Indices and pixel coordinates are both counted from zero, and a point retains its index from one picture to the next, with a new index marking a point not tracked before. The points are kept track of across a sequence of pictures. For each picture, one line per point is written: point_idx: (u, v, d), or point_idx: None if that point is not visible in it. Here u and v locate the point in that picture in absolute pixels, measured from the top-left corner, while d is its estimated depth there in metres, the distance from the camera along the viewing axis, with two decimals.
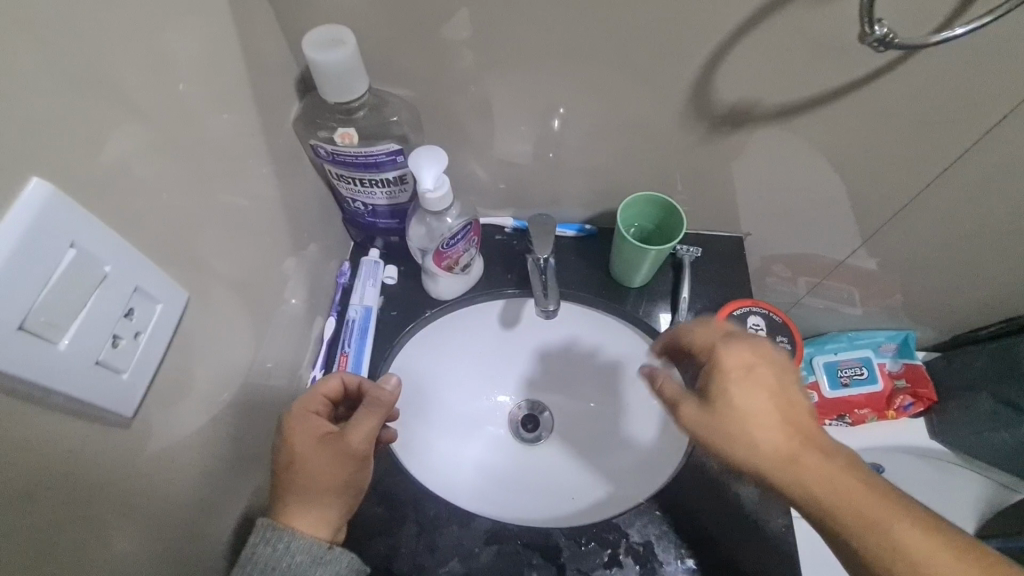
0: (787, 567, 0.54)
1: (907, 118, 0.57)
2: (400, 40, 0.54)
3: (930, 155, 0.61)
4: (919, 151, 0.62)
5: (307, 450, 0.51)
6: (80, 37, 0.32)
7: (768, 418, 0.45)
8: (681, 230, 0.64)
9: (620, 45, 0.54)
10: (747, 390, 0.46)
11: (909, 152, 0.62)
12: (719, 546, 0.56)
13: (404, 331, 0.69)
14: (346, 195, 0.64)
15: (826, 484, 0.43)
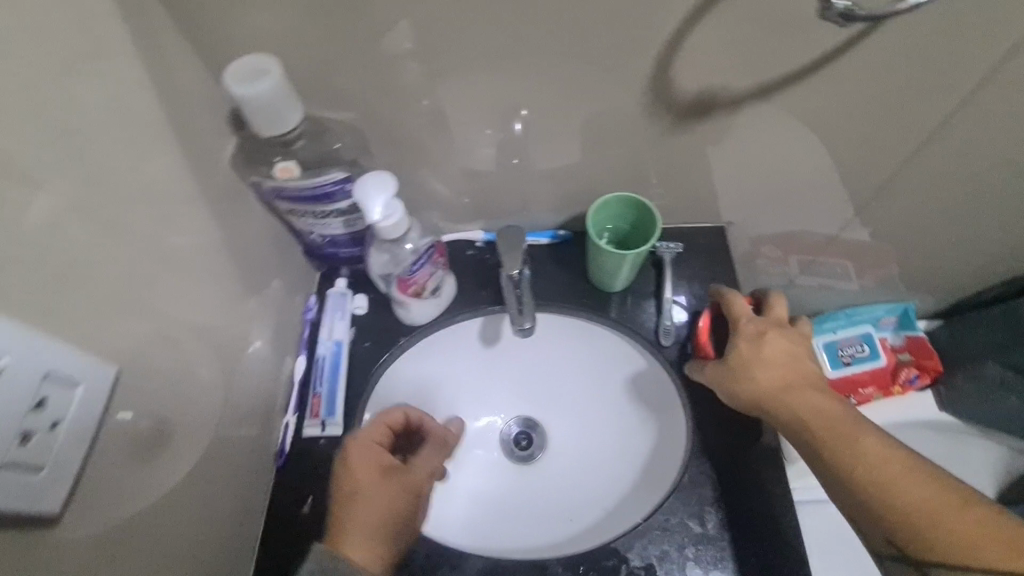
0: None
1: (885, 88, 0.54)
2: (333, 60, 0.51)
3: (912, 125, 0.58)
4: (900, 122, 0.58)
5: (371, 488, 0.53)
6: None
7: (787, 371, 0.53)
8: (657, 229, 0.61)
9: (574, 42, 0.51)
10: (765, 343, 0.55)
11: (889, 123, 0.59)
12: (723, 561, 0.53)
13: (379, 363, 0.66)
14: (301, 227, 0.61)
15: (838, 426, 0.49)
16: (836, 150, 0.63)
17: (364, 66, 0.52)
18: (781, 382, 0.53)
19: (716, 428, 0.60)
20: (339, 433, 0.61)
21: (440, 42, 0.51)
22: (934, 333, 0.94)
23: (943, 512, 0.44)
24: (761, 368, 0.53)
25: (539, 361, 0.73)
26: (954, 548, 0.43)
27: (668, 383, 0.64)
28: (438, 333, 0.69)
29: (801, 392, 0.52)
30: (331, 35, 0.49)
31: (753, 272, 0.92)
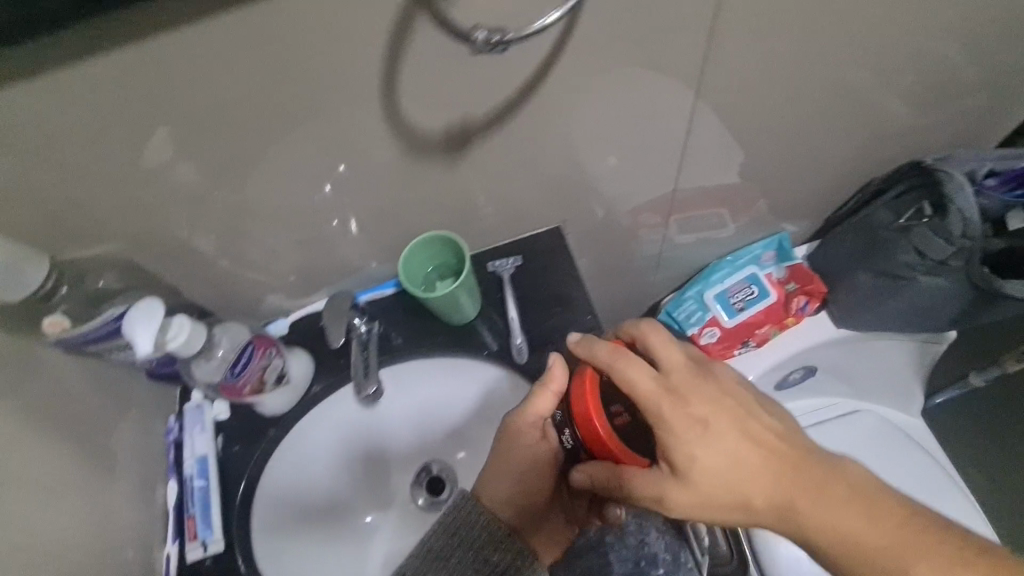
0: None
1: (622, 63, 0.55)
2: (71, 200, 0.50)
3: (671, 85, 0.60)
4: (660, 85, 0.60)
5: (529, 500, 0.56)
6: None
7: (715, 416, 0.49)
8: (469, 257, 0.61)
9: (303, 112, 0.51)
10: (690, 401, 0.48)
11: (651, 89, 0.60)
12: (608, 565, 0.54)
13: (252, 463, 0.65)
14: (122, 360, 0.59)
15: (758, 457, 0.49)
16: (625, 112, 0.64)
17: (108, 195, 0.51)
18: (730, 487, 0.49)
19: None
20: (223, 548, 0.60)
21: (168, 151, 0.50)
22: (813, 256, 0.95)
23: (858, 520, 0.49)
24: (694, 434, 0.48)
25: (423, 408, 0.73)
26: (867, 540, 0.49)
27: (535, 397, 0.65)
28: (305, 416, 0.67)
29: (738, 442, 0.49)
30: (51, 180, 0.48)
31: (629, 247, 0.93)
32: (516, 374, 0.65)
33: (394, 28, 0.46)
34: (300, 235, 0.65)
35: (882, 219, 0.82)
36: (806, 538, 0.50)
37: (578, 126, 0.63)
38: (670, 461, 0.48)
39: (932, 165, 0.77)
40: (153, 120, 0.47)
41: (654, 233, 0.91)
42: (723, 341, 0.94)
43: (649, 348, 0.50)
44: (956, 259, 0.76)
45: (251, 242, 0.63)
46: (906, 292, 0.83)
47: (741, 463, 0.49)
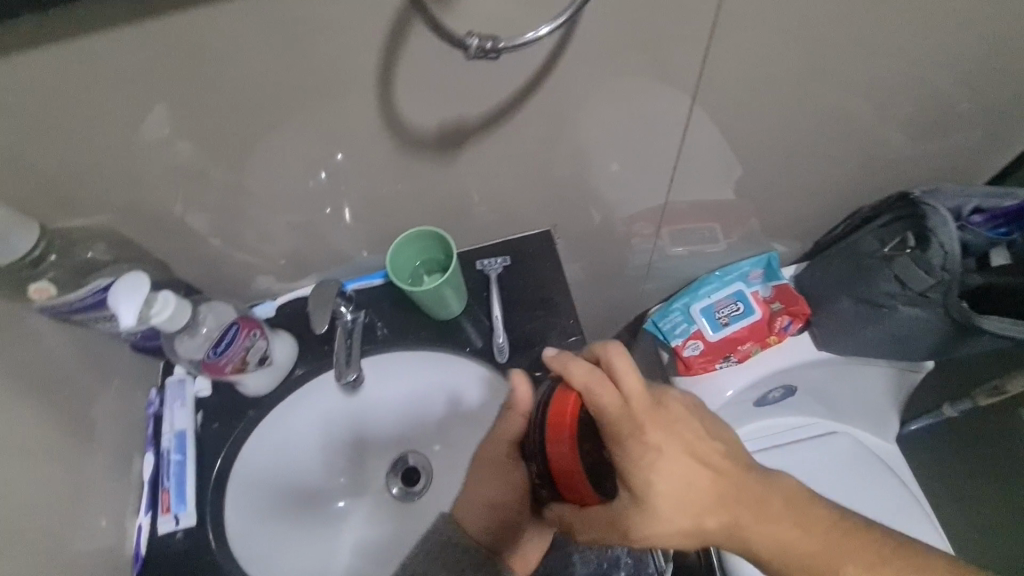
0: (638, 563, 0.55)
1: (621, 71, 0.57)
2: (66, 169, 0.50)
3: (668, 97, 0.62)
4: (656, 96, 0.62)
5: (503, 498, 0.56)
6: None
7: (671, 459, 0.46)
8: (456, 253, 0.62)
9: (304, 99, 0.52)
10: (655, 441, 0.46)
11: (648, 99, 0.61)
12: (572, 565, 0.56)
13: (230, 441, 0.65)
14: (109, 331, 0.60)
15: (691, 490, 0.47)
16: (622, 123, 0.65)
17: (103, 167, 0.51)
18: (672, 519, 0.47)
19: None
20: (193, 524, 0.61)
21: (164, 129, 0.51)
22: (802, 276, 0.97)
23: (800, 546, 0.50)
24: (653, 477, 0.45)
25: (404, 400, 0.74)
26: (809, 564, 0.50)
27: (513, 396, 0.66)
28: (286, 398, 0.68)
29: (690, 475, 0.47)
30: (47, 149, 0.48)
31: (622, 254, 0.95)
32: (496, 373, 0.66)
33: (393, 24, 0.47)
34: (294, 221, 0.66)
35: (868, 245, 0.83)
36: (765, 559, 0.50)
37: (574, 132, 0.64)
38: (631, 486, 0.45)
39: (918, 198, 0.78)
40: (150, 97, 0.48)
41: (648, 241, 0.93)
42: (705, 355, 0.96)
43: (619, 370, 0.46)
44: (936, 293, 0.77)
45: (243, 223, 0.63)
46: (886, 320, 0.84)
47: (695, 468, 0.48)
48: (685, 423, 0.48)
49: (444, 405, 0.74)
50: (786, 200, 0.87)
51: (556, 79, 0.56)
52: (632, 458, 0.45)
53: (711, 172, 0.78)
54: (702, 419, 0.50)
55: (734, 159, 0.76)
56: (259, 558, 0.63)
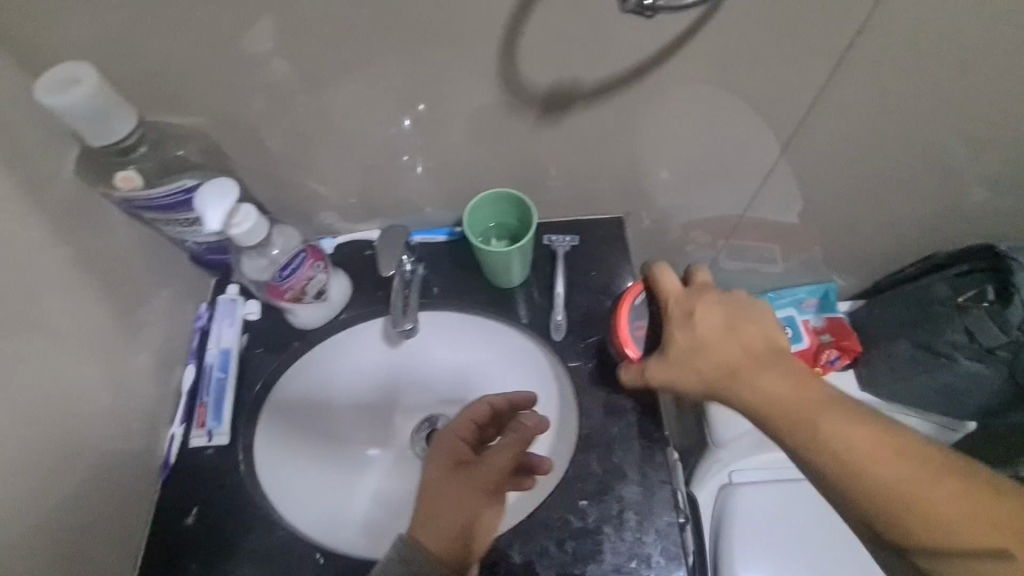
0: (670, 565, 0.53)
1: (744, 62, 0.55)
2: (174, 63, 0.49)
3: (783, 98, 0.60)
4: (769, 97, 0.60)
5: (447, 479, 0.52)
6: None
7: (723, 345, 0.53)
8: (533, 221, 0.60)
9: (423, 34, 0.51)
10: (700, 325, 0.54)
11: (760, 97, 0.60)
12: (602, 555, 0.54)
13: (271, 367, 0.65)
14: (174, 236, 0.60)
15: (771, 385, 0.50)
16: (721, 119, 0.63)
17: (211, 68, 0.51)
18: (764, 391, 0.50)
19: (600, 419, 0.60)
20: (226, 441, 0.61)
21: (279, 40, 0.50)
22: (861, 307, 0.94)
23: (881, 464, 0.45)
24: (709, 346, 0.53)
25: (445, 359, 0.73)
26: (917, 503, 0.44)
27: (562, 376, 0.65)
28: (332, 336, 0.68)
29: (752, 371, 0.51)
30: (162, 38, 0.47)
31: (678, 260, 0.93)
32: (547, 349, 0.65)
33: None
34: (375, 162, 0.65)
35: (938, 292, 0.81)
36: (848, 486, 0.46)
37: (669, 119, 0.62)
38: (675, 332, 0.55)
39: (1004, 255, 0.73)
40: (274, 4, 0.47)
41: (708, 250, 0.91)
42: None
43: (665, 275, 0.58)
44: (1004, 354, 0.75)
45: (324, 153, 0.62)
46: (943, 370, 0.82)
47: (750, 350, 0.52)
48: (747, 324, 0.54)
49: (484, 372, 0.72)
50: (861, 232, 0.85)
51: (674, 59, 0.55)
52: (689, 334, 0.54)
53: (797, 188, 0.75)
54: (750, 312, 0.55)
55: (824, 178, 0.73)
56: (280, 489, 0.62)
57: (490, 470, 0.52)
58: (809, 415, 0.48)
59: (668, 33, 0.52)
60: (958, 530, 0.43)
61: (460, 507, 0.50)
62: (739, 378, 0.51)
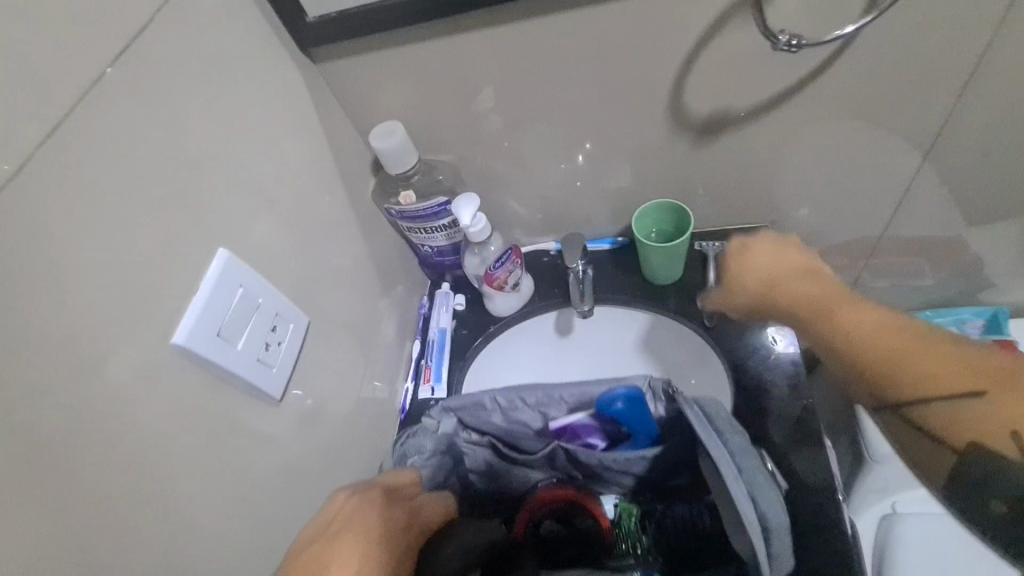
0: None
1: (866, 89, 0.66)
2: (439, 116, 0.72)
3: (917, 110, 0.68)
4: (901, 115, 0.69)
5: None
6: (244, 171, 0.52)
7: (787, 270, 0.64)
8: (691, 223, 0.74)
9: (603, 86, 0.68)
10: (749, 252, 0.67)
11: (889, 116, 0.69)
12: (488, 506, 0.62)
13: (473, 345, 0.84)
14: (416, 241, 0.82)
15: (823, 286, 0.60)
16: (881, 124, 0.70)
17: (449, 128, 0.73)
18: (813, 301, 0.59)
19: (753, 402, 0.71)
20: (443, 396, 0.80)
21: (487, 107, 0.71)
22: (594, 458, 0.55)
23: (864, 319, 0.54)
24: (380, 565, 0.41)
25: (609, 350, 0.88)
26: (885, 337, 0.52)
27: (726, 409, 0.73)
28: (519, 323, 0.85)
29: (826, 300, 0.58)
30: (426, 108, 0.71)
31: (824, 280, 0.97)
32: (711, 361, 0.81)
33: (695, 40, 0.63)
34: (554, 188, 0.83)
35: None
36: (841, 365, 0.55)
37: (823, 126, 0.71)
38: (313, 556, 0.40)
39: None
40: (487, 82, 0.68)
41: (852, 270, 0.94)
42: None
43: (764, 240, 0.68)
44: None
45: (524, 176, 0.81)
46: None
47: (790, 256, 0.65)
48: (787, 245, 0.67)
49: (643, 360, 0.87)
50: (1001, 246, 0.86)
51: (804, 96, 0.68)
52: (778, 291, 0.62)
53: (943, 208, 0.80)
54: (783, 248, 0.66)
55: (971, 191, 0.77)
56: None
57: (872, 352, 0.52)
58: (832, 327, 0.55)
59: (823, 54, 0.63)
60: (869, 336, 0.52)
61: (913, 358, 0.50)
62: (787, 280, 0.62)
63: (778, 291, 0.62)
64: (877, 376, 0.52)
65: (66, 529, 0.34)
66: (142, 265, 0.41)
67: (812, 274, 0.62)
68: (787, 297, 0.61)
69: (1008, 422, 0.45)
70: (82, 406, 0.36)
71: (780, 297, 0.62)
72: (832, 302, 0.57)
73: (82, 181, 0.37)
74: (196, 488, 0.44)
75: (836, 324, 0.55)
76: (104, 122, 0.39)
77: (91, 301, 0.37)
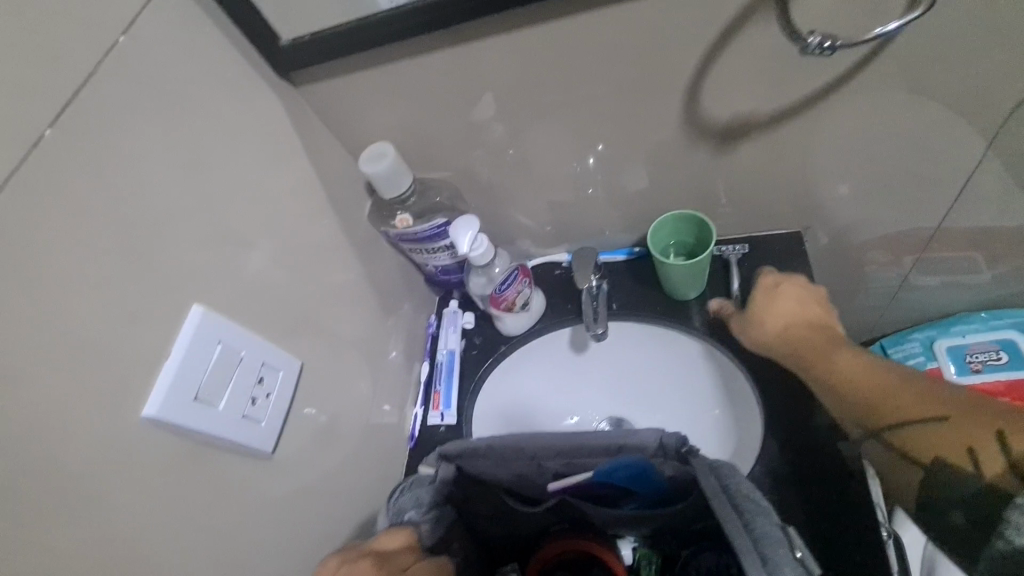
0: None
1: (914, 81, 0.58)
2: (435, 131, 0.67)
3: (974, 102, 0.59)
4: (954, 107, 0.60)
5: None
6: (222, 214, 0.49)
7: (794, 314, 0.65)
8: (714, 235, 0.68)
9: (611, 92, 0.62)
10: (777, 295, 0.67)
11: (942, 108, 0.60)
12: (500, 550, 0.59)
13: (484, 366, 0.80)
14: (419, 261, 0.78)
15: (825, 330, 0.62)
16: (932, 117, 0.61)
17: (446, 142, 0.68)
18: (810, 344, 0.61)
19: (785, 430, 0.65)
20: (454, 422, 0.76)
21: (484, 119, 0.66)
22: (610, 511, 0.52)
23: (840, 359, 0.57)
24: None
25: (627, 365, 0.83)
26: (870, 384, 0.54)
27: (757, 438, 0.67)
28: (531, 341, 0.81)
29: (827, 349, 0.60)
30: (420, 123, 0.66)
31: (864, 281, 0.88)
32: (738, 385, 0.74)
33: (714, 38, 0.56)
34: (563, 198, 0.78)
35: None
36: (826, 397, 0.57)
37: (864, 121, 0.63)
38: None
39: None
40: (483, 93, 0.63)
41: (896, 270, 0.85)
42: None
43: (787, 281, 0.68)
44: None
45: (530, 188, 0.76)
46: None
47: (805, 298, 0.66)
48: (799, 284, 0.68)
49: (665, 378, 0.81)
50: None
51: (839, 92, 0.60)
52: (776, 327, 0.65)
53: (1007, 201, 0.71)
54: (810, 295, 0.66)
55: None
56: None
57: (852, 397, 0.55)
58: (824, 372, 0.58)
59: (862, 45, 0.55)
60: (855, 381, 0.55)
61: (898, 404, 0.51)
62: (788, 322, 0.65)
63: (774, 329, 0.65)
64: (856, 413, 0.54)
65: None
66: (103, 337, 0.38)
67: (815, 309, 0.65)
68: (782, 336, 0.64)
69: (974, 453, 0.46)
70: (40, 503, 0.33)
71: (773, 334, 0.65)
72: (818, 343, 0.61)
73: (27, 258, 0.34)
74: (180, 561, 0.41)
75: (833, 369, 0.57)
76: (47, 191, 0.35)
77: (49, 389, 0.34)
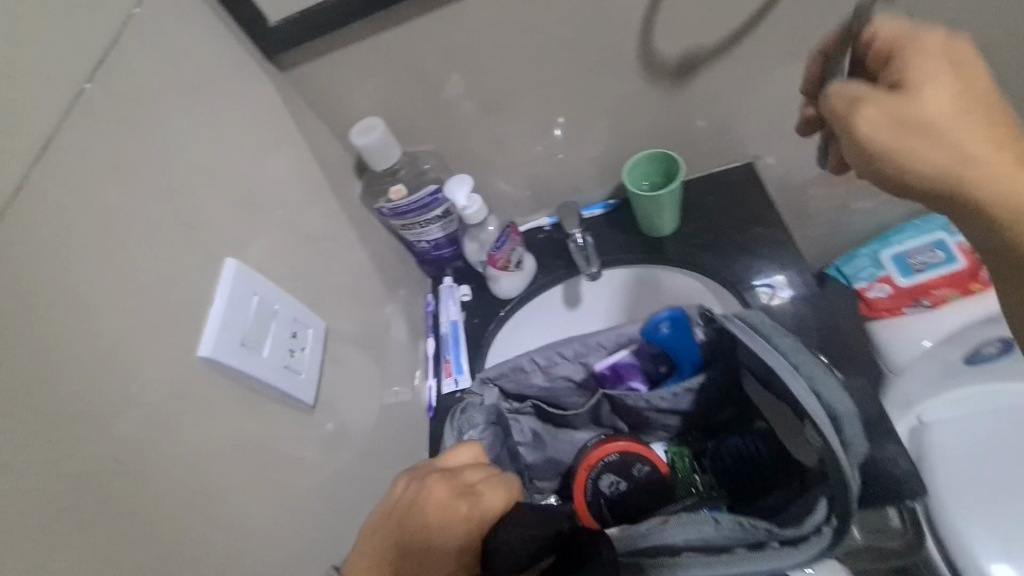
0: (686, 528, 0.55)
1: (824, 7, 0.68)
2: (415, 107, 0.71)
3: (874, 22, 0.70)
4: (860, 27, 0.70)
5: (435, 528, 0.43)
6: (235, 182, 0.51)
7: (959, 93, 0.43)
8: (681, 168, 0.75)
9: (572, 49, 0.69)
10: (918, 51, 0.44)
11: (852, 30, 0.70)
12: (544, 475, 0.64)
13: (488, 331, 0.83)
14: (411, 239, 0.81)
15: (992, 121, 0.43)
16: None
17: (426, 117, 0.73)
18: (962, 125, 0.43)
19: None
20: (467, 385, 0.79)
21: (459, 91, 0.71)
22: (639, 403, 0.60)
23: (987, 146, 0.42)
24: (447, 518, 0.44)
25: (619, 311, 0.89)
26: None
27: None
28: (528, 301, 0.85)
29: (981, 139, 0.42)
30: (401, 100, 0.70)
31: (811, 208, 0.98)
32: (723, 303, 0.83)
33: None
34: (538, 163, 0.83)
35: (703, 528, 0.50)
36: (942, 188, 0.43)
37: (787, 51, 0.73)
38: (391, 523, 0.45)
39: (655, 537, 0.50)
40: (456, 64, 0.68)
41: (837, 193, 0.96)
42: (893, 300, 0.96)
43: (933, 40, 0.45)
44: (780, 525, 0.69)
45: (507, 156, 0.81)
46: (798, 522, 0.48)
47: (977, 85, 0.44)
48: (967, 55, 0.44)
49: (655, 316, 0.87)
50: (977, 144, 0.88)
51: (764, 26, 0.69)
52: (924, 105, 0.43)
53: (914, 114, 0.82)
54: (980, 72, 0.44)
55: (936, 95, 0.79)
56: None
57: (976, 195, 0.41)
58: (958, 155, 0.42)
59: None
60: (997, 172, 0.41)
61: None
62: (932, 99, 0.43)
63: (914, 111, 0.43)
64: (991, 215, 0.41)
65: (129, 559, 0.32)
66: (153, 284, 0.39)
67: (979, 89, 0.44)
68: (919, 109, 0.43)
69: None
70: (119, 432, 0.34)
71: (923, 114, 0.43)
72: (974, 129, 0.43)
73: (81, 206, 0.35)
74: (244, 501, 0.42)
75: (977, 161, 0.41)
76: (91, 146, 0.37)
77: (114, 326, 0.35)
